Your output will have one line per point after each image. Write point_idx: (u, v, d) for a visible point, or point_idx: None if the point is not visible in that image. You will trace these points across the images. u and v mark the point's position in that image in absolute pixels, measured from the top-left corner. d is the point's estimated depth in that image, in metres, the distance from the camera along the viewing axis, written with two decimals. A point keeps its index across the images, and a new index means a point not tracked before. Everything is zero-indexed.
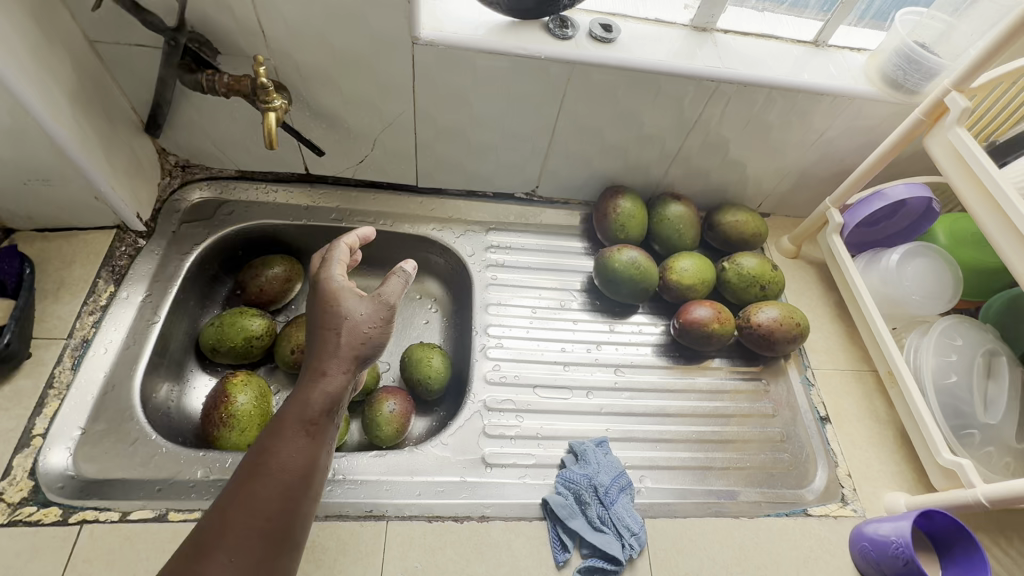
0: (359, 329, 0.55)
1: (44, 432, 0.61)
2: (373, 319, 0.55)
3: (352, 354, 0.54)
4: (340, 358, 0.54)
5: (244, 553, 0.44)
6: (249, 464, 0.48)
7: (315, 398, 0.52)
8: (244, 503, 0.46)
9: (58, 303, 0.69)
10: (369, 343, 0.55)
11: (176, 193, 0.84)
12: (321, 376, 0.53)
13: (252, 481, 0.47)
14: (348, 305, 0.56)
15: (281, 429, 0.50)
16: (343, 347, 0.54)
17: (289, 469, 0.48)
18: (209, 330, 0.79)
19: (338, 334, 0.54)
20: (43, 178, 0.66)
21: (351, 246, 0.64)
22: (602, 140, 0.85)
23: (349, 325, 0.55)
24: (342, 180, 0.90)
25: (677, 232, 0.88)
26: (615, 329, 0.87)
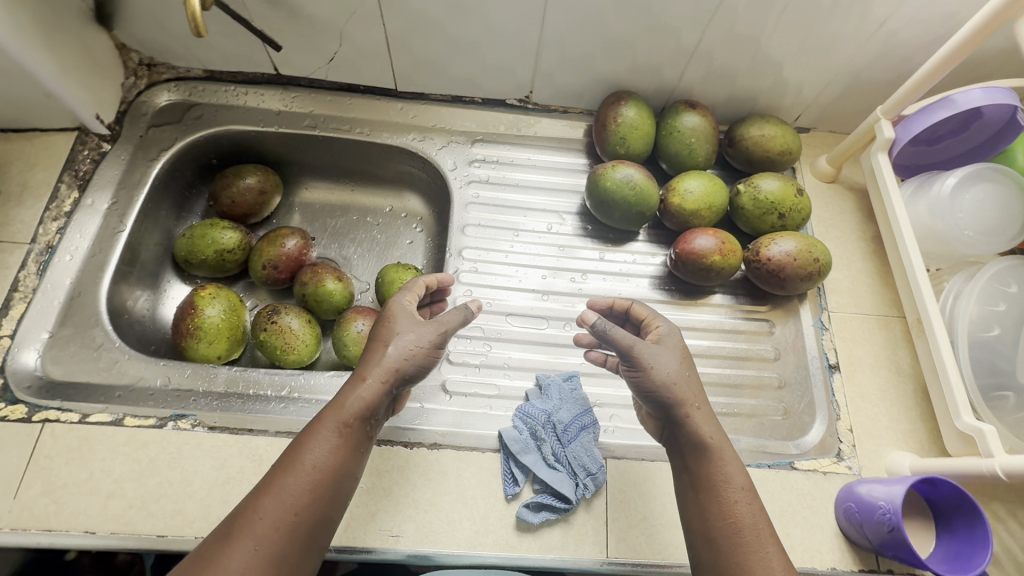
0: (408, 348, 0.54)
1: (11, 333, 0.62)
2: (419, 339, 0.55)
3: (394, 369, 0.53)
4: (383, 369, 0.53)
5: (265, 546, 0.44)
6: (284, 456, 0.48)
7: (352, 404, 0.51)
8: (274, 496, 0.46)
9: (21, 206, 0.67)
10: (409, 361, 0.54)
11: (142, 95, 0.79)
12: (360, 381, 0.52)
13: (283, 473, 0.47)
14: (403, 323, 0.56)
15: (318, 425, 0.50)
16: (388, 360, 0.54)
17: (319, 469, 0.48)
18: (181, 242, 0.78)
19: (385, 348, 0.54)
20: None
21: (430, 284, 0.65)
22: (603, 33, 0.71)
23: (394, 339, 0.54)
24: (315, 83, 0.82)
25: (687, 148, 0.77)
26: (606, 257, 0.79)
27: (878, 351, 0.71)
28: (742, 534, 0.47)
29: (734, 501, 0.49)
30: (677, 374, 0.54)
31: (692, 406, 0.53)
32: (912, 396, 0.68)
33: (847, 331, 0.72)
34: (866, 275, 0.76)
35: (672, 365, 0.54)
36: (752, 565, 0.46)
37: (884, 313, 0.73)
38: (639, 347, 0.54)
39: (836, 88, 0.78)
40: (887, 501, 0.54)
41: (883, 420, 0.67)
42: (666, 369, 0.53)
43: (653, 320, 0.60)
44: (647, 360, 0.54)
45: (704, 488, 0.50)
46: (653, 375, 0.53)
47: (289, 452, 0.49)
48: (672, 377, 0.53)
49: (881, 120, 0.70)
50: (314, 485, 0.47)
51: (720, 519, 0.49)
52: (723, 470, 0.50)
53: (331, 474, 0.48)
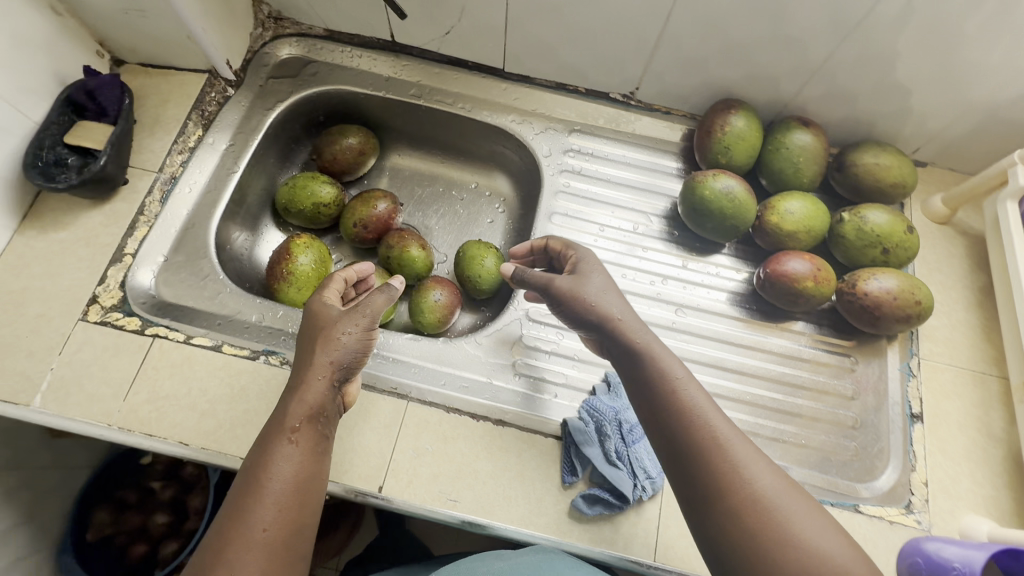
0: (338, 340, 0.55)
1: (134, 252, 0.68)
2: (354, 329, 0.55)
3: (330, 363, 0.54)
4: (326, 363, 0.53)
5: (253, 563, 0.44)
6: (242, 484, 0.47)
7: (295, 408, 0.51)
8: (241, 518, 0.45)
9: (153, 137, 0.73)
10: (348, 350, 0.54)
11: (266, 46, 0.83)
12: (308, 386, 0.52)
13: (246, 497, 0.46)
14: (334, 320, 0.56)
15: (268, 447, 0.48)
16: (329, 353, 0.54)
17: (282, 479, 0.47)
18: (283, 190, 0.82)
19: (316, 344, 0.55)
20: (140, 9, 0.67)
21: (350, 277, 0.66)
22: (727, 38, 0.69)
23: (332, 336, 0.54)
24: (426, 54, 0.84)
25: (795, 167, 0.74)
26: (688, 265, 0.78)
27: (968, 407, 0.67)
28: (701, 429, 0.51)
29: (684, 399, 0.53)
30: (612, 291, 0.61)
31: (615, 322, 0.59)
32: (1000, 460, 0.64)
33: (936, 383, 0.69)
34: (966, 327, 0.72)
35: (610, 293, 0.60)
36: (723, 451, 0.49)
37: (980, 368, 0.69)
38: (562, 283, 0.62)
39: (967, 124, 0.73)
40: (964, 564, 0.53)
41: (963, 480, 0.64)
42: (592, 286, 0.61)
43: (568, 250, 0.67)
44: (578, 285, 0.61)
45: (659, 401, 0.54)
46: (583, 296, 0.60)
47: (247, 477, 0.48)
48: (602, 293, 0.60)
49: (1018, 164, 0.67)
50: (281, 496, 0.46)
51: (678, 427, 0.52)
52: (662, 372, 0.55)
53: (297, 476, 0.48)
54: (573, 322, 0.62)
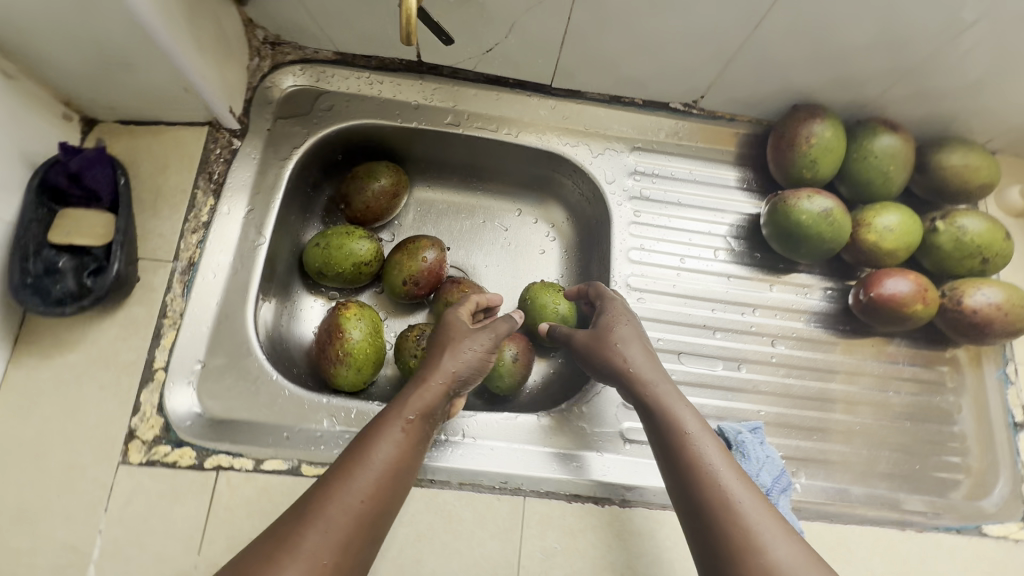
0: (463, 352, 0.55)
1: (165, 365, 0.56)
2: (480, 344, 0.56)
3: (454, 373, 0.53)
4: (448, 368, 0.53)
5: (326, 543, 0.40)
6: (344, 456, 0.45)
7: (409, 401, 0.50)
8: (337, 488, 0.42)
9: (157, 216, 0.59)
10: (470, 359, 0.55)
11: (267, 79, 0.69)
12: (424, 385, 0.51)
13: (345, 468, 0.44)
14: (460, 333, 0.56)
15: (380, 424, 0.47)
16: (451, 360, 0.54)
17: (385, 467, 0.45)
18: (313, 252, 0.71)
19: (438, 351, 0.55)
20: (122, 61, 0.52)
21: (480, 302, 0.65)
22: (819, 43, 0.62)
23: (456, 346, 0.55)
24: (459, 73, 0.72)
25: (883, 175, 0.69)
26: (775, 289, 0.73)
27: None
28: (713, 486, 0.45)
29: (702, 456, 0.47)
30: (639, 343, 0.57)
31: (634, 373, 0.55)
32: None
33: None
34: None
35: (633, 348, 0.56)
36: (734, 516, 0.43)
37: None
38: (583, 335, 0.60)
39: None
40: None
41: None
42: (620, 335, 0.58)
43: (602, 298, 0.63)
44: (607, 333, 0.58)
45: (675, 460, 0.48)
46: (611, 343, 0.57)
47: (351, 451, 0.46)
48: (625, 342, 0.57)
49: None
50: (380, 481, 0.44)
51: (691, 483, 0.46)
52: (681, 430, 0.49)
53: (394, 466, 0.45)
54: (594, 372, 0.59)
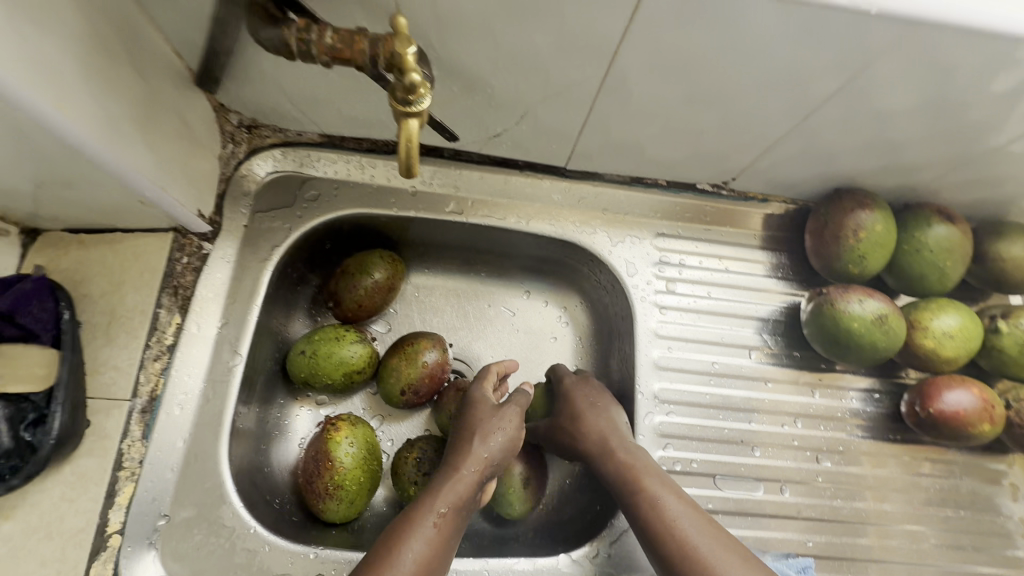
0: (494, 436, 0.54)
1: (121, 528, 0.48)
2: (511, 424, 0.55)
3: (486, 460, 0.53)
4: (479, 454, 0.52)
5: None
6: (381, 546, 0.46)
7: (439, 492, 0.50)
8: None
9: (112, 345, 0.51)
10: (499, 444, 0.54)
11: (243, 168, 0.61)
12: (456, 475, 0.51)
13: (381, 562, 0.45)
14: (488, 413, 0.55)
15: (413, 520, 0.48)
16: (482, 445, 0.53)
17: (418, 566, 0.45)
18: (299, 360, 0.62)
19: (471, 435, 0.54)
20: (64, 181, 0.45)
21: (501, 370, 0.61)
22: (875, 134, 0.54)
23: (485, 433, 0.54)
24: (462, 155, 0.64)
25: (937, 269, 0.62)
26: (819, 394, 0.65)
27: None
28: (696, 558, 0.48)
29: (681, 529, 0.49)
30: (613, 418, 0.58)
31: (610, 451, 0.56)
32: None
33: None
34: None
35: (602, 421, 0.58)
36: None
37: None
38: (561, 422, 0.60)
39: None
40: None
41: None
42: (596, 415, 0.58)
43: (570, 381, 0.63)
44: (584, 414, 0.59)
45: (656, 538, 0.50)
46: (588, 426, 0.58)
47: (387, 542, 0.47)
48: (604, 419, 0.58)
49: None
50: None
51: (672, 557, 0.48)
52: (658, 506, 0.51)
53: (430, 559, 0.46)
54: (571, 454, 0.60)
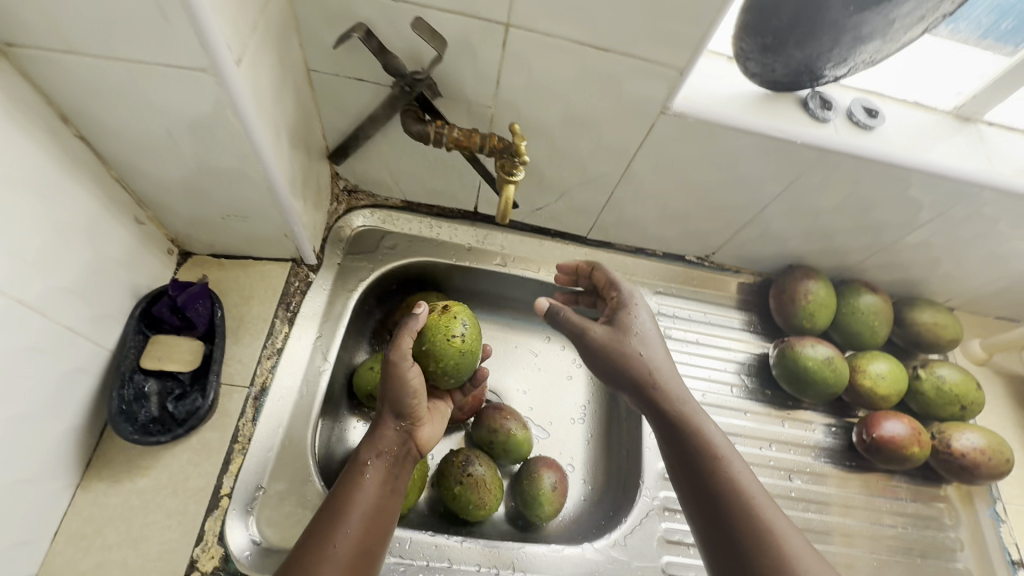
0: (399, 385, 0.57)
1: (230, 492, 0.57)
2: (405, 363, 0.57)
3: (394, 406, 0.58)
4: (393, 416, 0.59)
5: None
6: (327, 502, 0.53)
7: (365, 449, 0.56)
8: (322, 537, 0.49)
9: (238, 344, 0.64)
10: (406, 395, 0.58)
11: (341, 220, 0.79)
12: (378, 433, 0.58)
13: (331, 512, 0.51)
14: (391, 366, 0.57)
15: (350, 476, 0.54)
16: (396, 399, 0.58)
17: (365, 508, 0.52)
18: (366, 375, 0.75)
19: (381, 398, 0.59)
20: (241, 216, 0.60)
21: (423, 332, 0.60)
22: (813, 224, 0.76)
23: (392, 390, 0.58)
24: (508, 222, 0.84)
25: (869, 326, 0.80)
26: (788, 426, 0.80)
27: None
28: (714, 450, 0.56)
29: (698, 423, 0.59)
30: (649, 325, 0.66)
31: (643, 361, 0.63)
32: None
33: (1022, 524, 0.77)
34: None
35: (654, 346, 0.64)
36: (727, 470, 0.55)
37: None
38: (602, 334, 0.65)
39: (996, 285, 0.85)
40: None
41: None
42: (636, 322, 0.65)
43: (614, 292, 0.70)
44: (625, 323, 0.66)
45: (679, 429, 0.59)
46: (626, 335, 0.65)
47: (334, 497, 0.53)
48: (642, 325, 0.65)
49: None
50: (360, 521, 0.51)
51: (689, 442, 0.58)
52: (676, 401, 0.61)
53: (377, 503, 0.54)
54: (602, 374, 0.66)
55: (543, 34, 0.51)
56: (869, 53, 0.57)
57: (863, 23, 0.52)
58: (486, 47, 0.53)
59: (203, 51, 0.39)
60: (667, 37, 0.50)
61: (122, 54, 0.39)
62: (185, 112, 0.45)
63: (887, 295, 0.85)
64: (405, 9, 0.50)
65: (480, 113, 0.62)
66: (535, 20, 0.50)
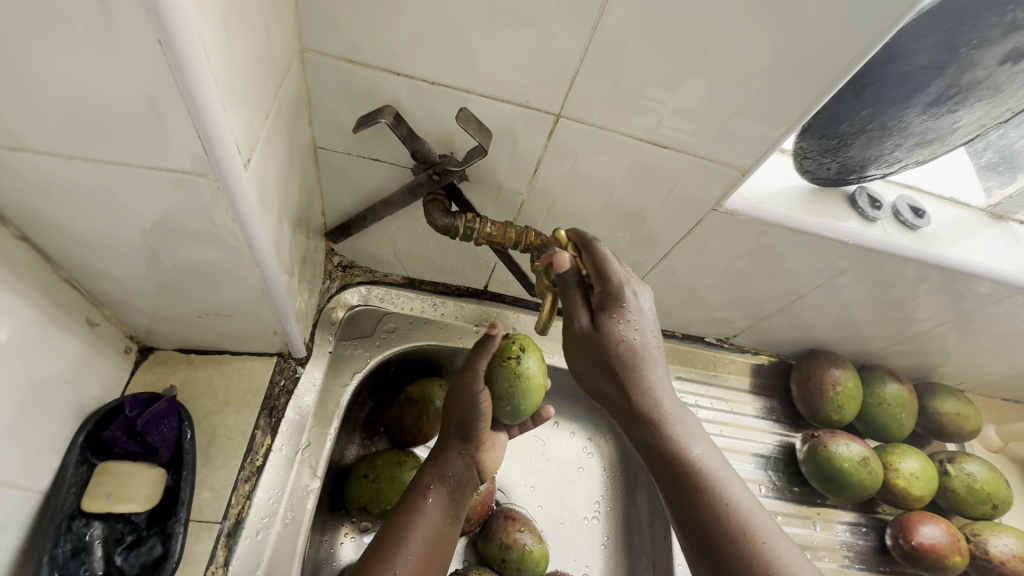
0: (471, 407, 0.59)
1: None
2: (478, 386, 0.58)
3: (461, 429, 0.60)
4: (457, 441, 0.60)
5: None
6: (387, 526, 0.53)
7: (430, 472, 0.58)
8: (387, 557, 0.51)
9: (210, 464, 0.53)
10: (476, 417, 0.59)
11: (334, 299, 0.69)
12: (444, 458, 0.60)
13: (393, 538, 0.52)
14: (464, 389, 0.60)
15: (412, 496, 0.56)
16: (464, 423, 0.60)
17: (430, 529, 0.54)
18: (360, 486, 0.64)
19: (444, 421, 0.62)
20: (224, 314, 0.50)
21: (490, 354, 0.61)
22: (843, 314, 0.72)
23: (459, 413, 0.60)
24: (520, 301, 0.76)
25: (896, 417, 0.77)
26: (819, 528, 0.75)
27: None
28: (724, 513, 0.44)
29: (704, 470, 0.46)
30: (646, 327, 0.47)
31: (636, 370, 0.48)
32: None
33: None
34: None
35: (644, 330, 0.47)
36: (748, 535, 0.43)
37: None
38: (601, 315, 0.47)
39: (1010, 372, 0.84)
40: None
41: None
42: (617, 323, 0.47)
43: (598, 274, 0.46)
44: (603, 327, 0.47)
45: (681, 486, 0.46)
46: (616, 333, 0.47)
47: (396, 523, 0.54)
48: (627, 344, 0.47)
49: None
50: (423, 541, 0.53)
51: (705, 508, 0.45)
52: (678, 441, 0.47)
53: (438, 530, 0.54)
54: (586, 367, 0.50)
55: (596, 126, 0.46)
56: (925, 155, 0.54)
57: (931, 130, 0.50)
58: (528, 137, 0.48)
59: (206, 156, 0.31)
60: (731, 137, 0.46)
61: (106, 157, 0.31)
62: (174, 215, 0.36)
63: (908, 381, 0.82)
64: (443, 93, 0.44)
65: (510, 200, 0.55)
66: (590, 112, 0.45)
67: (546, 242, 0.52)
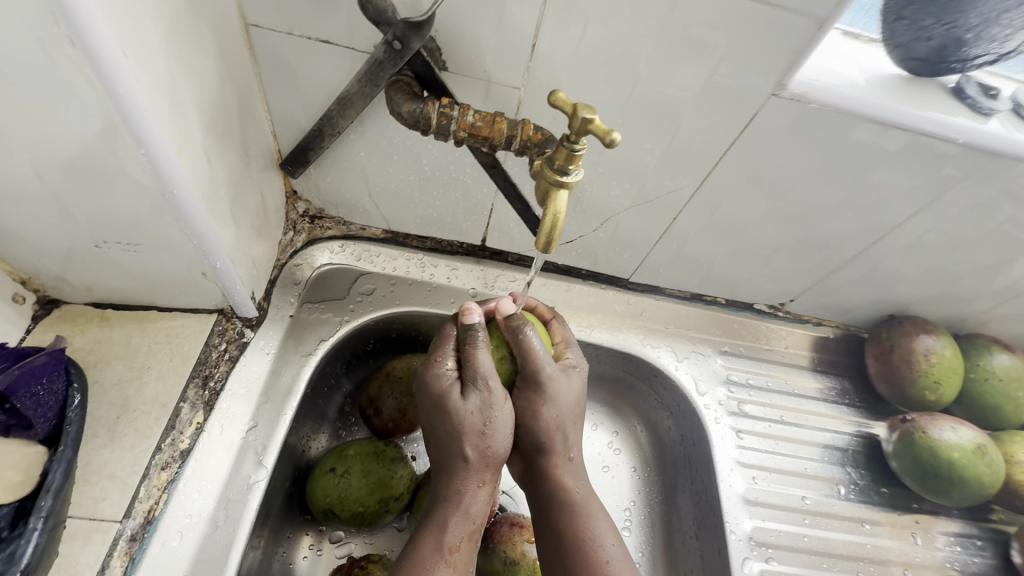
0: (488, 425, 0.42)
1: None
2: (500, 392, 0.42)
3: (486, 459, 0.43)
4: (490, 475, 0.43)
5: None
6: None
7: (458, 524, 0.42)
8: None
9: (115, 447, 0.40)
10: (504, 442, 0.43)
11: (300, 255, 0.57)
12: (467, 500, 0.42)
13: None
14: (480, 399, 0.42)
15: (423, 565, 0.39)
16: (494, 451, 0.43)
17: None
18: (325, 482, 0.51)
19: (466, 447, 0.42)
20: (129, 244, 0.38)
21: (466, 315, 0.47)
22: (938, 262, 0.56)
23: (490, 439, 0.42)
24: (526, 259, 0.62)
25: (1010, 396, 0.60)
26: (920, 541, 0.58)
27: None
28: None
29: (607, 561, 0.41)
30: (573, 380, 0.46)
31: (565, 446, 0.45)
32: None
33: None
34: None
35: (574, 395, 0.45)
36: None
37: None
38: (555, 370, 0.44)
39: None
40: None
41: None
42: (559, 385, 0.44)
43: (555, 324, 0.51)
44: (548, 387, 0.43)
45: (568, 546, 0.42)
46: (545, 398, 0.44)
47: None
48: (558, 413, 0.44)
49: None
50: None
51: None
52: (592, 535, 0.42)
53: None
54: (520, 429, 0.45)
55: None
56: None
57: None
58: None
59: None
60: None
61: None
62: None
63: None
64: None
65: (503, 96, 0.43)
66: None
67: (549, 138, 0.38)
